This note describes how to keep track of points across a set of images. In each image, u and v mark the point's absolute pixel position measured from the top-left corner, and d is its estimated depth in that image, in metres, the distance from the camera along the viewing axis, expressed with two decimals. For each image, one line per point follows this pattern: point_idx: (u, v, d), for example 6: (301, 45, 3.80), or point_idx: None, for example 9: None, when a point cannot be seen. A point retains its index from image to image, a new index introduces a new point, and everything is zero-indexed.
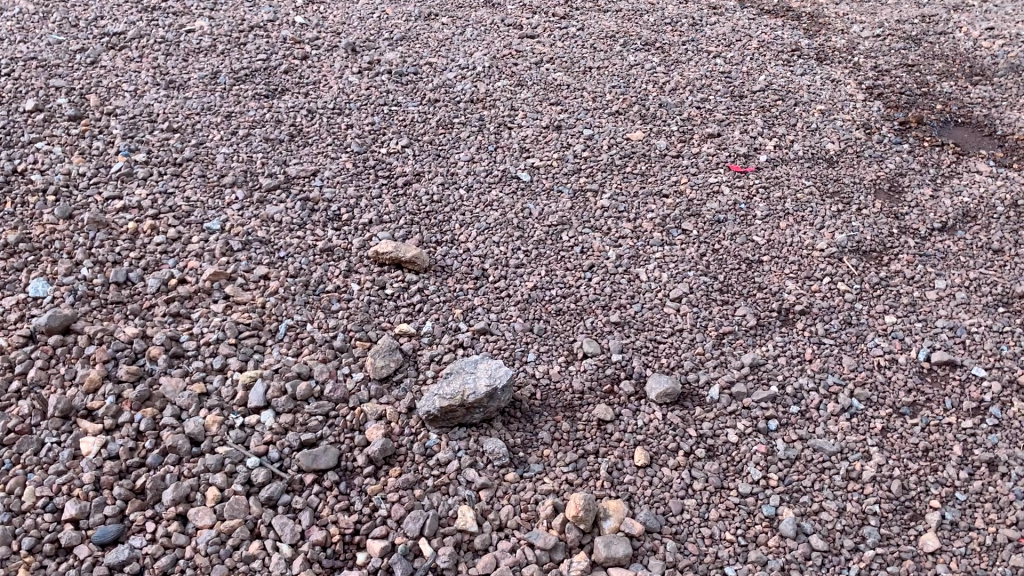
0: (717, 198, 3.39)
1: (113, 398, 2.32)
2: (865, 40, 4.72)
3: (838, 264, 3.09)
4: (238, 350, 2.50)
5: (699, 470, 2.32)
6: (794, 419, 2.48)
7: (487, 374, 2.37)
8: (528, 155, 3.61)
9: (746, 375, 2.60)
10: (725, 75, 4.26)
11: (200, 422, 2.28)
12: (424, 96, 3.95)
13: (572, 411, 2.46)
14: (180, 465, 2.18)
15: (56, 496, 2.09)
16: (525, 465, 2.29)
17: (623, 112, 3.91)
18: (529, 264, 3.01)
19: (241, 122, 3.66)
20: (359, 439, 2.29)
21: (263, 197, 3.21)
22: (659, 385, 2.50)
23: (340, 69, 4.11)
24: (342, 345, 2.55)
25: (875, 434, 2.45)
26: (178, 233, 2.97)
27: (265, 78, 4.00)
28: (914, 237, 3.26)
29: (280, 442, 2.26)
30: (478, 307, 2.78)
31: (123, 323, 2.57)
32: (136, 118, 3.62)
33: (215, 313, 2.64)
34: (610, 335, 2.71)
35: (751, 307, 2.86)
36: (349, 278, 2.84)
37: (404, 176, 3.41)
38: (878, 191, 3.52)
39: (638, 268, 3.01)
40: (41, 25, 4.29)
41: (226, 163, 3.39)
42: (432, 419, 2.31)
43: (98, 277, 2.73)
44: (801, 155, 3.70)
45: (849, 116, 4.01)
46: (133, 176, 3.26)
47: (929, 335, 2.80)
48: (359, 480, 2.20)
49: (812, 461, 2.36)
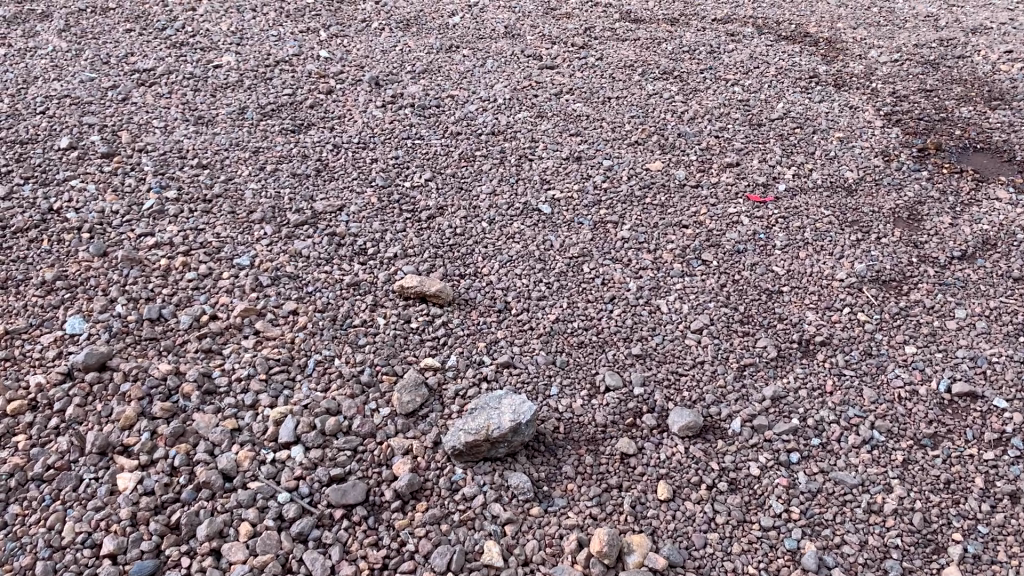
0: (736, 228, 3.43)
1: (148, 435, 2.39)
2: (883, 65, 4.75)
3: (857, 294, 3.11)
4: (269, 386, 2.56)
5: (721, 503, 2.34)
6: (816, 451, 2.50)
7: (511, 409, 2.41)
8: (549, 186, 3.66)
9: (768, 408, 2.62)
10: (743, 104, 4.30)
11: (232, 457, 2.34)
12: (446, 128, 4.03)
13: (595, 444, 2.49)
14: (213, 501, 2.25)
15: (94, 532, 2.15)
16: (549, 499, 2.33)
17: (643, 142, 3.97)
18: (551, 296, 3.04)
19: (269, 158, 3.75)
20: (386, 474, 2.33)
21: (290, 232, 3.28)
22: (681, 418, 2.53)
23: (364, 103, 4.21)
24: (369, 380, 2.60)
25: (896, 466, 2.46)
26: (208, 269, 3.04)
27: (291, 113, 4.10)
28: (934, 266, 3.29)
29: (310, 477, 2.31)
30: (501, 341, 2.82)
31: (156, 359, 2.64)
32: (166, 154, 3.73)
33: (246, 349, 2.69)
34: (632, 368, 2.74)
35: (772, 339, 2.88)
36: (374, 312, 2.89)
37: (428, 210, 3.47)
38: (897, 219, 3.55)
39: (659, 299, 3.05)
40: (74, 63, 4.42)
41: (254, 199, 3.47)
42: (457, 454, 2.35)
43: (133, 313, 2.82)
44: (819, 184, 3.74)
45: (868, 144, 4.04)
46: (164, 214, 3.36)
47: (950, 366, 2.81)
48: (387, 515, 2.25)
49: (833, 494, 2.38)
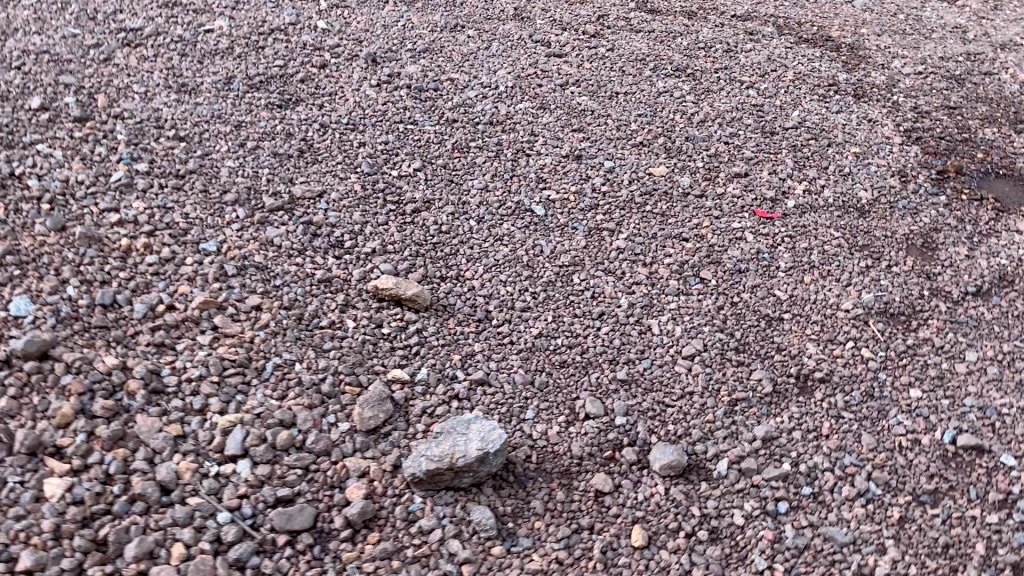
0: (740, 245, 3.22)
1: (84, 436, 2.19)
2: (906, 77, 4.51)
3: (863, 327, 2.91)
4: (221, 390, 2.36)
5: (699, 555, 2.17)
6: (806, 502, 2.32)
7: (479, 437, 2.22)
8: (544, 186, 3.45)
9: (758, 449, 2.43)
10: (757, 109, 4.08)
11: (172, 468, 2.15)
12: (442, 114, 3.81)
13: (569, 478, 2.31)
14: (146, 516, 2.06)
15: (11, 544, 1.96)
16: (512, 538, 2.16)
17: (648, 143, 3.75)
18: (535, 308, 2.85)
19: (251, 134, 3.54)
20: (338, 498, 2.16)
21: (264, 217, 3.07)
22: (664, 455, 2.34)
23: (358, 81, 3.98)
24: (330, 390, 2.41)
25: (891, 524, 2.28)
26: (171, 253, 2.84)
27: (280, 86, 3.88)
28: (946, 301, 3.08)
29: (255, 496, 2.13)
30: (477, 355, 2.63)
31: (103, 351, 2.43)
32: (142, 123, 3.51)
33: (201, 346, 2.50)
34: (615, 394, 2.55)
35: (768, 371, 2.69)
36: (344, 313, 2.69)
37: (414, 203, 3.26)
38: (911, 247, 3.35)
39: (650, 319, 2.85)
40: (57, 16, 4.17)
41: (230, 177, 3.27)
42: (417, 482, 2.17)
43: (84, 297, 2.61)
44: (831, 202, 3.52)
45: (884, 161, 3.82)
46: (132, 187, 3.14)
47: (956, 414, 2.61)
48: (335, 545, 2.08)
49: (821, 553, 2.20)
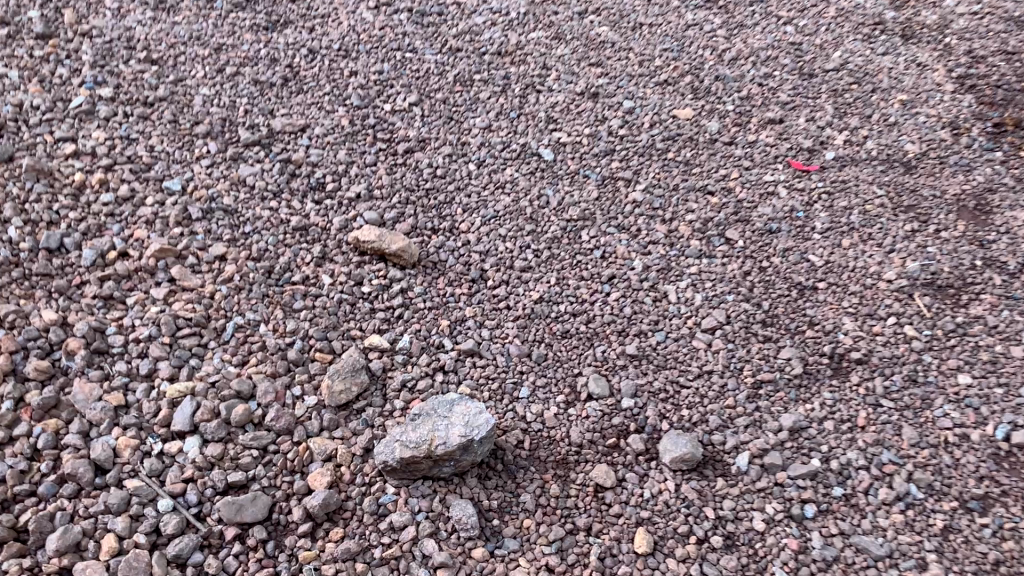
0: (771, 202, 2.88)
1: (11, 403, 1.88)
2: (960, 17, 3.96)
3: (907, 301, 2.54)
4: (172, 353, 2.07)
5: (711, 565, 1.89)
6: (836, 505, 2.02)
7: (463, 420, 1.91)
8: (555, 126, 3.09)
9: (784, 441, 2.12)
10: (795, 47, 3.67)
11: (110, 445, 1.86)
12: (444, 42, 3.43)
13: (565, 469, 2.05)
14: (76, 501, 1.78)
15: None
16: (498, 538, 1.90)
17: (673, 82, 3.36)
18: (537, 268, 2.53)
19: (232, 58, 3.18)
20: (298, 485, 1.88)
21: (238, 153, 2.74)
22: (675, 447, 2.05)
23: (355, 2, 3.58)
24: (296, 357, 2.12)
25: (933, 535, 1.97)
26: (130, 191, 2.51)
27: (268, 6, 3.50)
28: (1001, 273, 2.64)
29: (202, 480, 1.85)
30: (468, 321, 2.33)
31: (42, 303, 2.13)
32: (111, 42, 3.13)
33: (154, 301, 2.19)
34: (623, 371, 2.26)
35: (798, 349, 2.37)
36: (320, 267, 2.39)
37: (407, 141, 2.92)
38: (962, 209, 2.91)
39: (666, 284, 2.52)
40: None
41: (204, 106, 2.92)
42: (391, 470, 1.89)
43: (26, 241, 2.28)
44: (874, 155, 3.12)
45: (935, 111, 3.37)
46: (94, 115, 2.79)
47: (1013, 406, 2.22)
48: (290, 541, 1.81)
49: (852, 567, 1.91)
